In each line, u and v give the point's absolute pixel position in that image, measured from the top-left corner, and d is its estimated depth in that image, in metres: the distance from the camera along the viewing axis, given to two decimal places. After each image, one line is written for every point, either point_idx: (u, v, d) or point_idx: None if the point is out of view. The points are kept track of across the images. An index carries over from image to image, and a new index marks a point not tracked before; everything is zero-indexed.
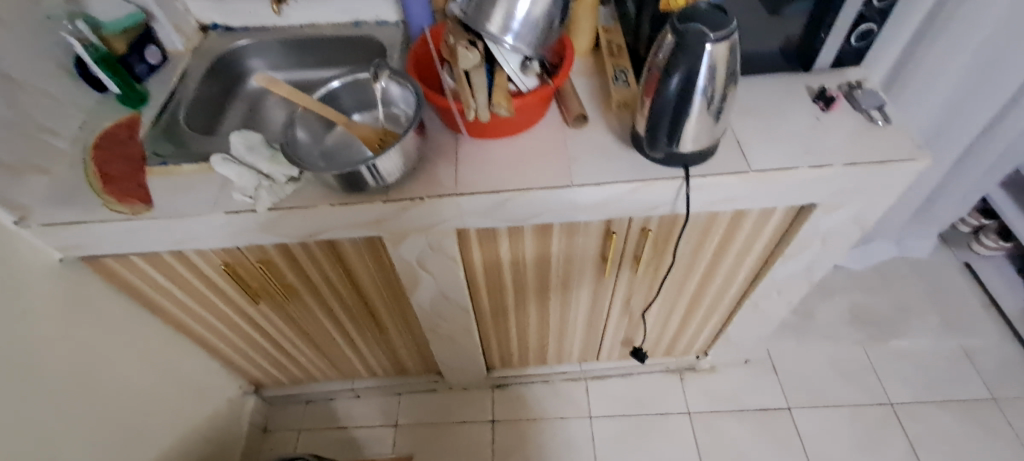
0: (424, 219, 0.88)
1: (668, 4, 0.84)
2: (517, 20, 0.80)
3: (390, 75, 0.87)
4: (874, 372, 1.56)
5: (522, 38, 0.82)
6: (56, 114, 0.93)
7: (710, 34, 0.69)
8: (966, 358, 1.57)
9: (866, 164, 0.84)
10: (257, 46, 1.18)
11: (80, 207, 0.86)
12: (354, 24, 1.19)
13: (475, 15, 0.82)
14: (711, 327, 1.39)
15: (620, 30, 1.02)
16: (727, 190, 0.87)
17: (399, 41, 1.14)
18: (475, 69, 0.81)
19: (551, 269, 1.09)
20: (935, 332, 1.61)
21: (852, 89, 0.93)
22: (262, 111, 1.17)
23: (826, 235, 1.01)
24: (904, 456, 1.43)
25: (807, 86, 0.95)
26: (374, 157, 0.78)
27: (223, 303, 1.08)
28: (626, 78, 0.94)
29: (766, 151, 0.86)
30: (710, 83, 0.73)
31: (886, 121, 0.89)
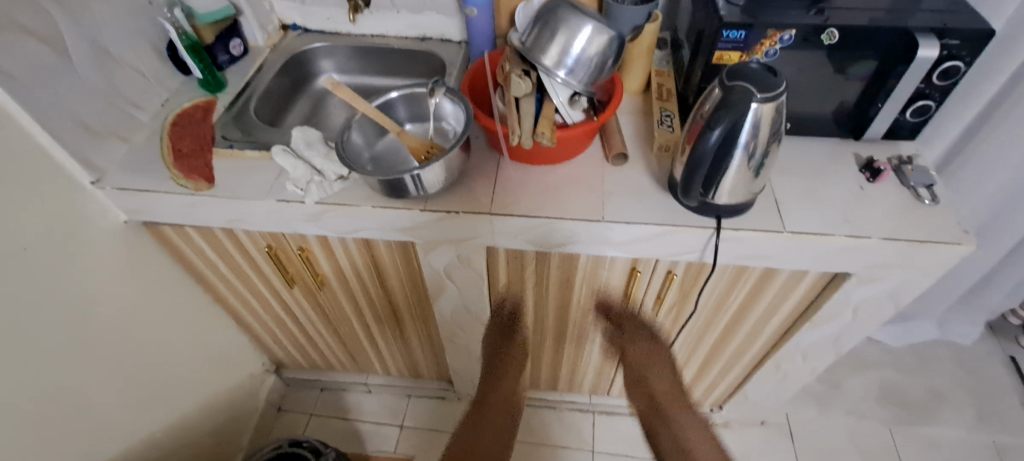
0: (457, 232, 0.91)
1: (722, 59, 0.86)
2: (572, 55, 0.84)
3: (445, 92, 0.92)
4: (897, 456, 1.48)
5: (574, 74, 0.85)
6: (143, 90, 1.02)
7: (756, 94, 0.71)
8: (1001, 458, 1.47)
9: (906, 241, 0.83)
10: (329, 49, 1.26)
11: (151, 177, 0.94)
12: (421, 39, 1.26)
13: (533, 47, 0.87)
14: (728, 380, 1.36)
15: (673, 75, 1.04)
16: (758, 247, 0.87)
17: (459, 60, 1.20)
18: (525, 97, 0.85)
19: (573, 298, 1.11)
20: (972, 425, 1.52)
21: (901, 163, 0.91)
22: (325, 110, 1.25)
23: (858, 306, 0.99)
24: None
25: (855, 154, 0.94)
26: (418, 168, 0.83)
27: (260, 283, 1.15)
28: (672, 122, 0.96)
29: (803, 214, 0.86)
30: (753, 139, 0.74)
31: (934, 200, 0.87)
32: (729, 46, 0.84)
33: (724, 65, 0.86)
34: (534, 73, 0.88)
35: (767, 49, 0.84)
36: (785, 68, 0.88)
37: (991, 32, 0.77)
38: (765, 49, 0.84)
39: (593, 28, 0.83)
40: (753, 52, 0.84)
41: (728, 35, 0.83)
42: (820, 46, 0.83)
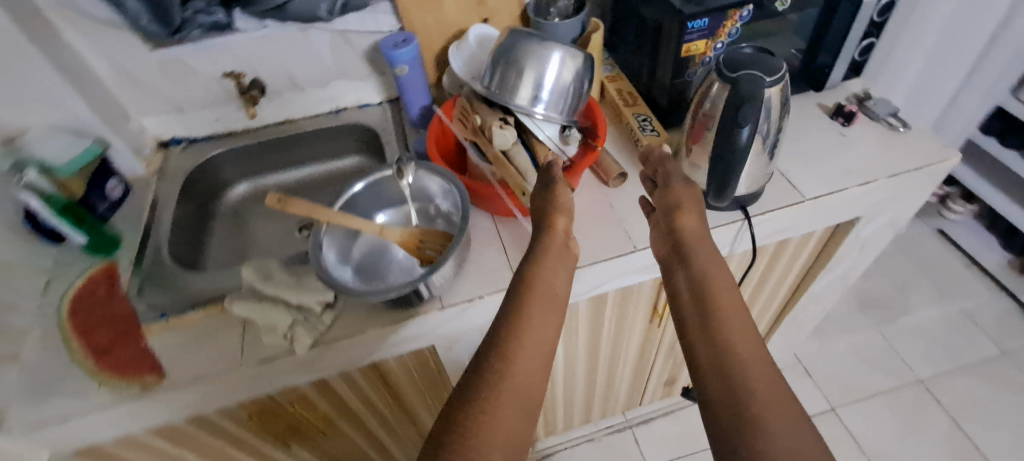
0: (481, 316, 0.80)
1: (690, 50, 0.82)
2: (546, 88, 0.76)
3: (418, 168, 0.77)
4: (895, 353, 1.60)
5: (554, 106, 0.77)
6: (12, 285, 0.76)
7: (765, 79, 0.66)
8: (968, 320, 1.65)
9: (904, 173, 0.86)
10: (230, 155, 1.06)
11: (70, 395, 0.70)
12: (335, 112, 1.11)
13: (501, 90, 0.77)
14: None
15: (626, 78, 1.00)
16: (783, 223, 0.85)
17: (390, 123, 1.07)
18: (514, 147, 0.75)
19: (602, 333, 1.03)
20: (936, 301, 1.69)
21: (862, 100, 0.94)
22: (250, 224, 1.05)
23: (863, 243, 1.02)
24: (950, 429, 1.45)
25: (819, 104, 0.96)
26: (428, 274, 0.69)
27: (248, 455, 0.93)
28: (651, 125, 0.91)
29: (810, 177, 0.86)
30: (766, 124, 0.71)
31: (905, 125, 0.91)
32: (695, 36, 0.80)
33: (694, 56, 0.83)
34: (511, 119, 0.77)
35: (729, 30, 0.82)
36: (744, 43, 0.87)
37: None
38: (728, 30, 0.81)
39: (561, 52, 0.75)
40: (717, 36, 0.82)
41: (692, 26, 0.79)
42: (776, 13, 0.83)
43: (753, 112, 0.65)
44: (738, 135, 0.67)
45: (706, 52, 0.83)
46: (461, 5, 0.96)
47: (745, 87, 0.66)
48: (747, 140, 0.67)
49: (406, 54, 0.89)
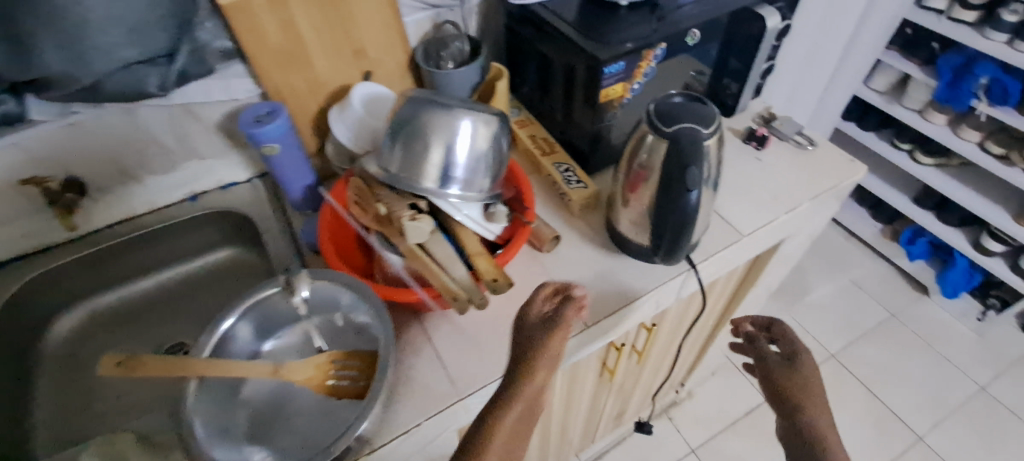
0: (424, 443, 0.65)
1: (608, 94, 0.75)
2: (459, 164, 0.63)
3: (314, 279, 0.62)
4: (808, 334, 1.70)
5: (471, 183, 0.64)
6: None
7: (704, 131, 0.61)
8: (858, 289, 1.80)
9: (824, 193, 0.85)
10: (53, 277, 0.83)
11: None
12: (190, 198, 0.89)
13: (404, 170, 0.63)
14: (687, 364, 1.35)
15: (536, 121, 0.91)
16: (725, 262, 0.81)
17: (272, 206, 0.90)
18: (432, 238, 0.62)
19: (553, 404, 0.93)
20: (831, 277, 1.82)
21: (769, 120, 0.94)
22: (93, 362, 0.84)
23: (787, 258, 1.02)
24: (865, 397, 1.57)
25: (732, 129, 0.94)
26: (356, 425, 0.53)
27: None
28: (575, 176, 0.82)
29: (742, 211, 0.82)
30: (708, 176, 0.65)
31: (813, 143, 0.91)
32: (613, 80, 0.74)
33: (612, 99, 0.75)
34: (420, 204, 0.64)
35: (645, 69, 0.76)
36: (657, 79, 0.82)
37: None
38: (643, 70, 0.76)
39: (473, 121, 0.63)
40: (633, 77, 0.75)
41: (609, 70, 0.72)
42: (687, 48, 0.79)
43: (700, 171, 0.59)
44: (687, 197, 0.60)
45: (624, 94, 0.77)
46: (334, 60, 0.81)
47: (685, 144, 0.59)
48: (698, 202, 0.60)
49: (274, 130, 0.72)
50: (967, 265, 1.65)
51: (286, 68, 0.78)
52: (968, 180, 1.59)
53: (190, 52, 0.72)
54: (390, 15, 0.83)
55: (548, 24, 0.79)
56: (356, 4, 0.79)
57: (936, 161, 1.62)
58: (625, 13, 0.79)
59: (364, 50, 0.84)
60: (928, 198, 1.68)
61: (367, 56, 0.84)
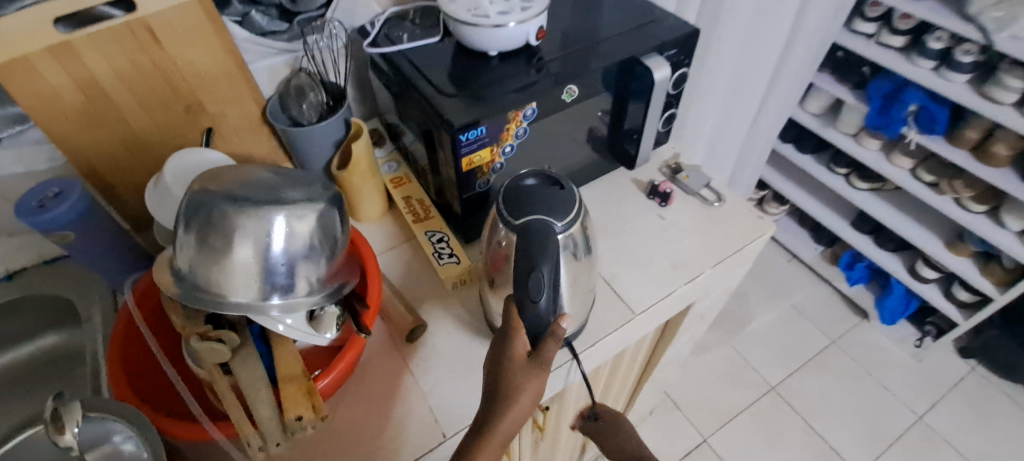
0: None
1: (473, 162, 0.65)
2: (275, 274, 0.52)
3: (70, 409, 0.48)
4: (749, 365, 1.64)
5: (293, 293, 0.53)
6: None
7: (556, 222, 0.52)
8: (800, 315, 1.76)
9: (730, 258, 0.77)
10: None
11: None
12: (5, 277, 0.75)
13: (205, 279, 0.51)
14: (614, 414, 1.27)
15: (414, 180, 0.81)
16: (618, 343, 0.72)
17: (94, 283, 0.75)
18: (236, 359, 0.50)
19: None
20: (772, 303, 1.77)
21: (675, 172, 0.85)
22: None
23: (703, 317, 0.94)
24: (805, 432, 1.52)
25: (635, 182, 0.86)
26: None
27: None
28: (448, 249, 0.72)
29: (637, 283, 0.74)
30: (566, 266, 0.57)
31: (720, 199, 0.84)
32: (475, 146, 0.64)
33: (478, 167, 0.66)
34: (228, 317, 0.53)
35: (516, 130, 0.67)
36: (539, 138, 0.72)
37: (696, 32, 0.73)
38: (513, 132, 0.67)
39: (290, 221, 0.52)
40: (501, 140, 0.66)
41: (466, 137, 0.62)
42: (567, 104, 0.70)
43: (548, 272, 0.49)
44: (541, 279, 0.49)
45: (493, 160, 0.68)
46: (159, 118, 0.70)
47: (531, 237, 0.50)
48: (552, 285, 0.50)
49: (63, 216, 0.59)
50: (903, 291, 1.62)
51: (93, 131, 0.66)
52: (901, 206, 1.56)
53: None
54: (229, 64, 0.71)
55: (407, 78, 0.68)
56: (180, 54, 0.67)
57: (871, 186, 1.58)
58: (496, 64, 0.70)
59: (201, 104, 0.72)
60: (865, 223, 1.64)
61: (205, 110, 0.73)
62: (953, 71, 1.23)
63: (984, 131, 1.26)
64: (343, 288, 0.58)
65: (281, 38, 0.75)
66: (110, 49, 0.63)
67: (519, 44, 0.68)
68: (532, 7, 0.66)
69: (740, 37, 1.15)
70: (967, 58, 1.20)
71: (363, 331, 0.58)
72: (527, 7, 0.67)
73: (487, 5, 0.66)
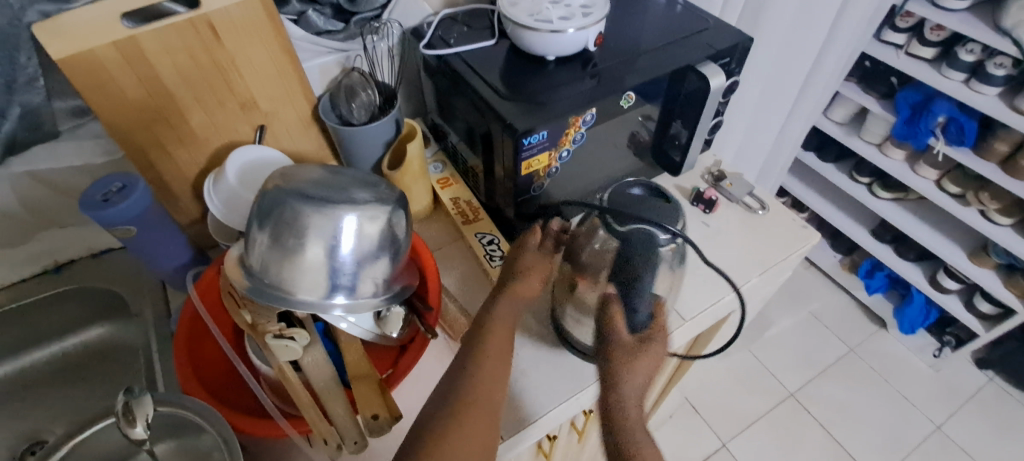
0: None
1: (531, 166, 0.66)
2: (347, 271, 0.52)
3: (130, 403, 0.49)
4: (766, 371, 1.64)
5: (361, 292, 0.54)
6: None
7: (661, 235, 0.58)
8: (818, 322, 1.76)
9: (775, 268, 0.78)
10: None
11: None
12: (54, 268, 0.77)
13: (276, 278, 0.51)
14: (637, 418, 1.27)
15: (461, 181, 0.81)
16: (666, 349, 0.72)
17: (144, 277, 0.75)
18: (308, 356, 0.51)
19: None
20: (791, 309, 1.78)
21: (717, 179, 0.86)
22: None
23: (738, 325, 0.94)
24: (825, 439, 1.52)
25: (678, 188, 0.86)
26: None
27: None
28: (500, 251, 0.72)
29: (685, 290, 0.75)
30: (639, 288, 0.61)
31: (764, 207, 0.84)
32: (535, 150, 0.64)
33: (535, 170, 0.66)
34: (297, 315, 0.53)
35: (573, 135, 0.67)
36: (590, 142, 0.73)
37: (748, 41, 0.74)
38: (571, 137, 0.67)
39: (363, 220, 0.52)
40: (560, 145, 0.66)
41: (528, 141, 0.62)
42: (621, 111, 0.70)
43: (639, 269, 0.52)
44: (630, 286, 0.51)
45: (550, 164, 0.68)
46: (215, 115, 0.70)
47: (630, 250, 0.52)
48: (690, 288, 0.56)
49: (129, 209, 0.60)
50: (923, 302, 1.62)
51: (152, 126, 0.66)
52: (924, 216, 1.56)
53: (22, 115, 0.65)
54: (285, 61, 0.72)
55: (462, 78, 0.69)
56: (237, 51, 0.68)
57: (893, 195, 1.58)
58: (553, 69, 0.70)
59: (254, 101, 0.72)
60: (886, 232, 1.64)
61: (258, 107, 0.73)
62: (984, 84, 1.23)
63: (1014, 144, 1.26)
64: (407, 288, 0.58)
65: (335, 37, 0.75)
66: (173, 45, 0.63)
67: (577, 49, 0.68)
68: (593, 13, 0.67)
69: (776, 44, 1.16)
70: (1000, 71, 1.20)
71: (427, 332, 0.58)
72: (588, 12, 0.67)
73: (548, 10, 0.67)
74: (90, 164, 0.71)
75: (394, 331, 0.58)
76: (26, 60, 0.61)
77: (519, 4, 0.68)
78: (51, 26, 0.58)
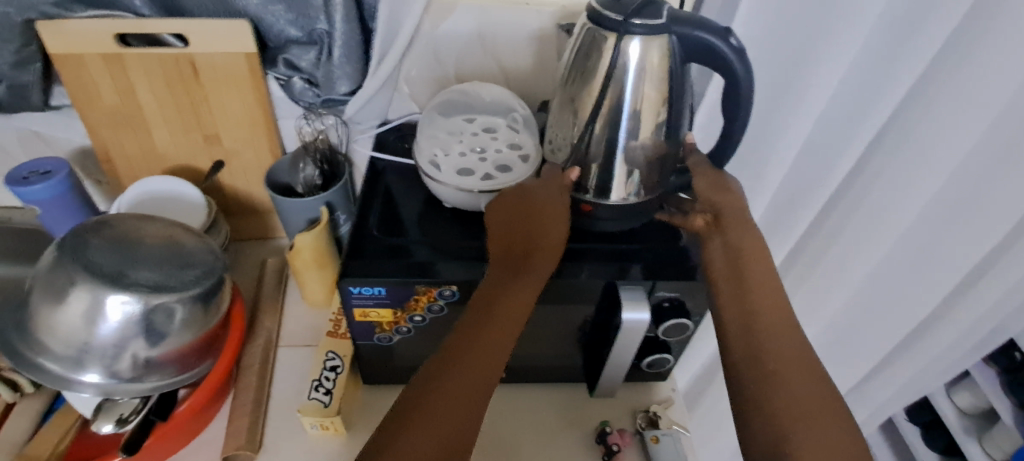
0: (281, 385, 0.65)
1: (368, 316, 0.56)
2: (101, 335, 0.50)
3: None
4: None
5: (107, 365, 0.50)
6: None
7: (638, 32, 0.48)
8: None
9: None
10: None
11: None
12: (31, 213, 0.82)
13: (38, 319, 0.50)
14: None
15: None
16: None
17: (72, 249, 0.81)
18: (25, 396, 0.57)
19: None
20: None
21: (646, 425, 0.66)
22: None
23: None
24: None
25: (595, 409, 0.68)
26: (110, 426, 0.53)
27: None
28: (331, 384, 0.63)
29: None
30: (630, 141, 0.54)
31: None
32: (372, 302, 0.55)
33: (372, 322, 0.56)
34: (34, 369, 0.50)
35: (428, 307, 0.56)
36: None
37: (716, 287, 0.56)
38: (425, 306, 0.55)
39: (129, 303, 0.50)
40: (408, 308, 0.55)
41: (361, 291, 0.54)
42: None
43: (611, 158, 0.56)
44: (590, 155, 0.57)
45: (397, 322, 0.57)
46: (178, 138, 0.75)
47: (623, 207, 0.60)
48: (738, 53, 0.48)
49: (37, 192, 0.65)
50: None
51: (119, 128, 0.73)
52: None
53: (10, 87, 0.68)
54: (257, 113, 0.74)
55: (371, 189, 0.64)
56: (212, 92, 0.71)
57: None
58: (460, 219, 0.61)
59: (218, 137, 0.76)
60: None
61: (220, 143, 0.76)
62: None
63: None
64: (182, 379, 0.55)
65: (304, 104, 0.73)
66: (153, 70, 0.69)
67: (473, 207, 0.60)
68: (496, 178, 0.60)
69: None
70: None
71: (159, 417, 0.55)
72: (491, 176, 0.60)
73: (454, 155, 0.62)
74: (54, 138, 0.76)
75: (110, 424, 0.53)
76: (25, 46, 0.65)
77: (438, 137, 0.63)
78: (53, 27, 0.64)
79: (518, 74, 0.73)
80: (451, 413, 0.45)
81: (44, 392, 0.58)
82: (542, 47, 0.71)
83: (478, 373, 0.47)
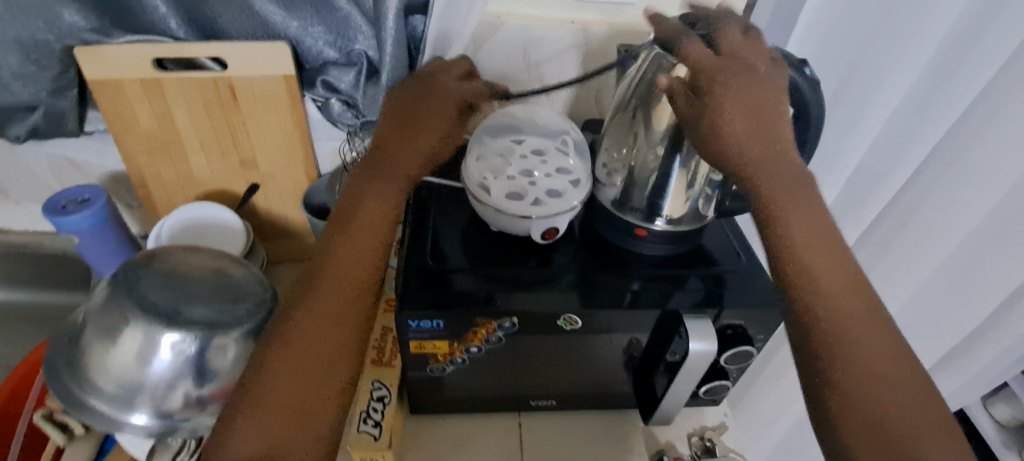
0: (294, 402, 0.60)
1: (423, 348, 0.54)
2: (151, 376, 0.48)
3: None
4: None
5: (156, 407, 0.49)
6: None
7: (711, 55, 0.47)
8: None
9: None
10: None
11: None
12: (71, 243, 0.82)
13: (88, 360, 0.48)
14: None
15: None
16: None
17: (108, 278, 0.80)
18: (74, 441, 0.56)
19: None
20: None
21: (703, 452, 0.64)
22: None
23: None
24: None
25: (649, 436, 0.67)
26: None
27: None
28: (379, 416, 0.60)
29: None
30: (689, 160, 0.53)
31: None
32: (428, 335, 0.53)
33: (427, 354, 0.55)
34: (81, 409, 0.49)
35: (486, 339, 0.54)
36: (518, 351, 0.58)
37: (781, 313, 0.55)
38: (482, 338, 0.54)
39: (182, 343, 0.48)
40: (465, 339, 0.54)
41: (417, 324, 0.52)
42: (557, 332, 0.55)
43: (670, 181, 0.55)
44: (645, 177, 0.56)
45: (453, 353, 0.56)
46: (214, 162, 0.74)
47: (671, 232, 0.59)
48: (810, 83, 0.47)
49: (75, 222, 0.63)
50: None
51: (155, 153, 0.71)
52: None
53: (47, 115, 0.67)
54: (294, 136, 0.73)
55: (419, 214, 0.63)
56: (250, 116, 0.70)
57: None
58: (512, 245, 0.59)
59: (254, 161, 0.74)
60: None
61: (257, 167, 0.75)
62: None
63: None
64: None
65: (344, 127, 0.73)
66: (192, 95, 0.67)
67: (523, 234, 0.58)
68: (547, 204, 0.56)
69: None
70: None
71: None
72: (541, 202, 0.56)
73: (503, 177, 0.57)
74: (87, 164, 0.75)
75: None
76: (63, 73, 0.64)
77: (484, 158, 0.59)
78: (92, 53, 0.62)
79: (561, 93, 0.72)
80: (311, 361, 0.42)
81: (92, 434, 0.57)
82: (587, 67, 0.70)
83: (337, 318, 0.44)
